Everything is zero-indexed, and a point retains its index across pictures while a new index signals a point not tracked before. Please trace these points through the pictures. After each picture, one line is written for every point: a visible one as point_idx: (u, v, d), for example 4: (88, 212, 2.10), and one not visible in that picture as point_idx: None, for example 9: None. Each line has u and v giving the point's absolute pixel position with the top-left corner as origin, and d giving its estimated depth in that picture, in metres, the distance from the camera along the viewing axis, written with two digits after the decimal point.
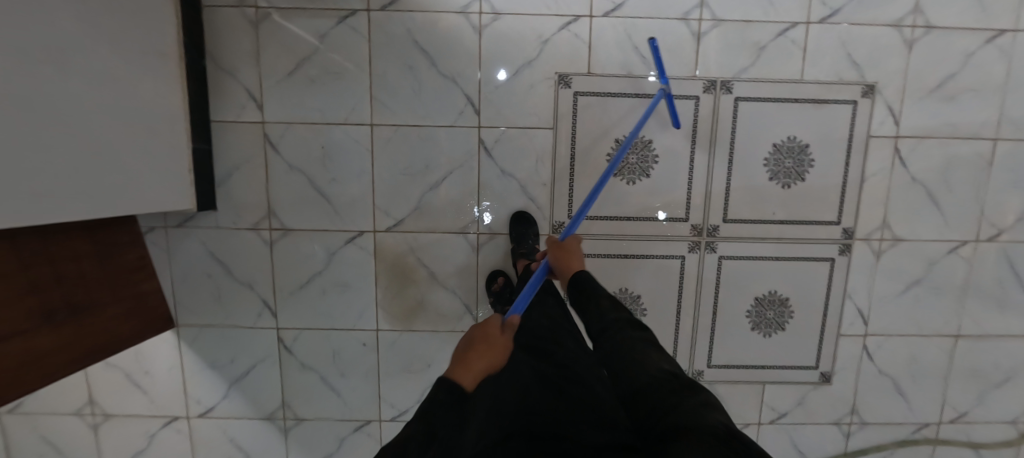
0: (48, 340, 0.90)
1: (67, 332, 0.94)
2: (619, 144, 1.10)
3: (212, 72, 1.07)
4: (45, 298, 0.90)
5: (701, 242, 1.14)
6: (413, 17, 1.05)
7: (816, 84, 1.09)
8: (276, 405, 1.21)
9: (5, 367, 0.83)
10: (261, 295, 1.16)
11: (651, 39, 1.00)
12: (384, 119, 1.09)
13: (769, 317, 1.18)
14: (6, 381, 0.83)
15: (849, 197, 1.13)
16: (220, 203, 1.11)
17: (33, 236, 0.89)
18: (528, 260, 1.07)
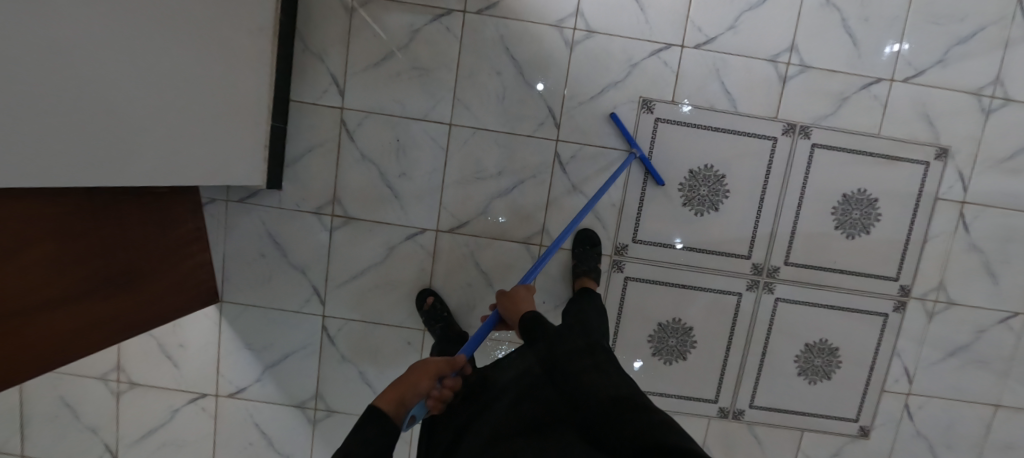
0: (104, 306, 0.87)
1: (125, 300, 0.91)
2: (692, 175, 1.10)
3: (299, 52, 1.06)
4: (110, 262, 0.88)
5: (759, 281, 1.14)
6: (508, 24, 1.06)
7: (893, 140, 1.10)
8: (309, 394, 1.18)
9: (70, 327, 0.81)
10: (312, 282, 1.14)
11: (614, 113, 1.07)
12: (464, 120, 1.08)
13: (816, 364, 1.18)
14: (70, 341, 0.81)
15: (909, 255, 1.14)
16: (286, 184, 1.10)
17: (106, 198, 0.86)
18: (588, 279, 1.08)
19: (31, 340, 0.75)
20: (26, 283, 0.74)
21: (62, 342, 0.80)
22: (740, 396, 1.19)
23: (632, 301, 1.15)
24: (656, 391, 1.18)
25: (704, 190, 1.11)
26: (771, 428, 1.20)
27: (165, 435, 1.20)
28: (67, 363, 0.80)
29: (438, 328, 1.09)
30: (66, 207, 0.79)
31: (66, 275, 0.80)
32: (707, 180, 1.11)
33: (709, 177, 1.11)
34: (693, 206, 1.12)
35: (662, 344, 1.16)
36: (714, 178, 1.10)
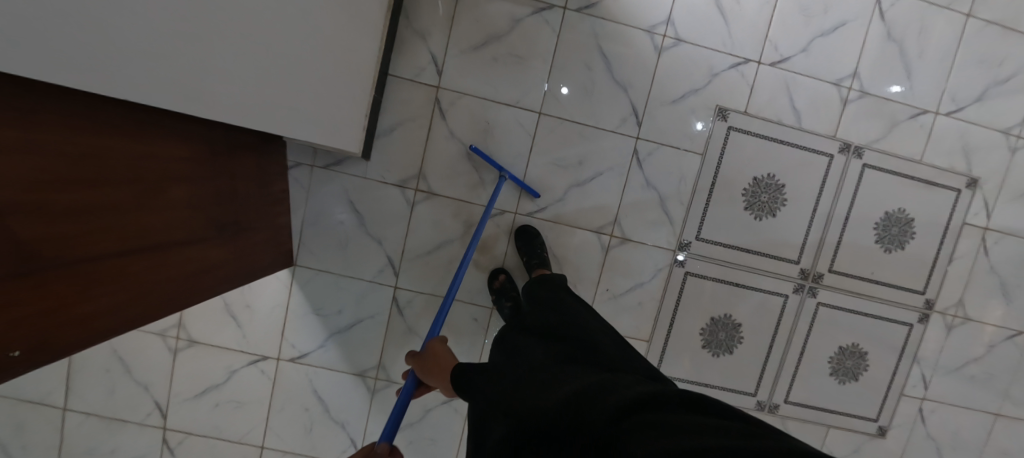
0: (212, 255, 0.84)
1: (225, 250, 0.88)
2: (756, 182, 1.19)
3: (403, 27, 1.09)
4: (221, 213, 0.86)
5: (805, 285, 1.24)
6: (604, 24, 1.12)
7: (932, 167, 1.22)
8: (371, 363, 1.20)
9: (186, 272, 0.78)
10: (388, 253, 1.17)
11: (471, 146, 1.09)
12: (552, 110, 1.14)
13: (847, 366, 1.28)
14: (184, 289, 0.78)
15: (936, 272, 1.26)
16: (374, 155, 1.13)
17: (218, 136, 0.84)
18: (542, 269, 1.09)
19: (156, 281, 0.71)
20: (158, 223, 0.71)
21: (177, 287, 0.76)
22: (777, 392, 1.27)
23: (690, 295, 1.22)
24: (702, 381, 1.26)
25: (765, 196, 1.20)
26: (800, 422, 1.30)
27: (221, 395, 1.20)
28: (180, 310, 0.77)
29: (506, 306, 1.11)
30: (195, 154, 0.77)
31: (189, 220, 0.77)
32: (768, 188, 1.19)
33: (770, 185, 1.19)
34: (754, 211, 1.20)
35: (712, 337, 1.24)
36: (774, 186, 1.19)
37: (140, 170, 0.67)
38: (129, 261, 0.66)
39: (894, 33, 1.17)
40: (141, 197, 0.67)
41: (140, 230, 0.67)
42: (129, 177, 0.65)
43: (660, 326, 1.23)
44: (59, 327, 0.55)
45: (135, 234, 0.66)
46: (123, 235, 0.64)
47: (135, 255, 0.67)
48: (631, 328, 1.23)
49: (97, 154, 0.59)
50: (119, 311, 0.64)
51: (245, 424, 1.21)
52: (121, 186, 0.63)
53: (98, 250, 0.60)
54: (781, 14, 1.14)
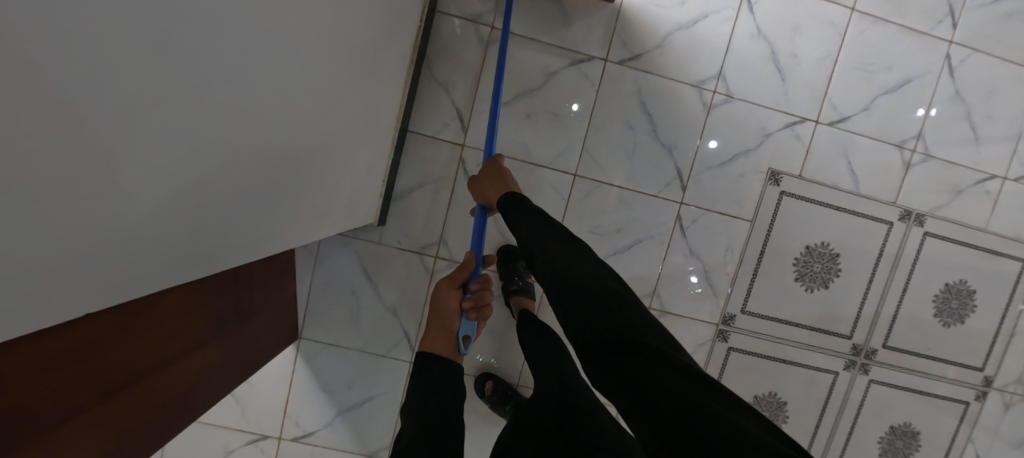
0: (208, 367, 0.72)
1: (224, 349, 0.76)
2: (808, 251, 1.09)
3: (426, 80, 0.98)
4: (225, 319, 0.74)
5: (857, 361, 1.14)
6: (649, 78, 1.01)
7: (997, 236, 1.12)
8: (382, 443, 1.09)
9: (175, 392, 0.66)
10: (404, 325, 1.05)
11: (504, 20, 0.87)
12: (589, 172, 1.03)
13: (898, 446, 1.18)
14: (170, 411, 0.66)
15: (996, 347, 1.17)
16: (391, 219, 1.01)
17: None
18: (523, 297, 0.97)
19: (140, 419, 0.60)
20: (151, 358, 0.59)
21: (164, 415, 0.64)
22: None
23: (732, 371, 1.12)
24: None
25: (817, 267, 1.09)
26: None
27: None
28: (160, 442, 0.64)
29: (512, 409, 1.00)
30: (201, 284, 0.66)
31: (187, 340, 0.66)
32: (822, 257, 1.09)
33: (824, 254, 1.09)
34: (804, 281, 1.10)
35: None
36: (828, 255, 1.09)
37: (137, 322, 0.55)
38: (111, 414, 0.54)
39: (962, 92, 1.07)
40: (138, 340, 0.56)
41: (130, 359, 0.55)
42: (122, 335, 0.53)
43: None
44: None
45: (121, 382, 0.55)
46: (109, 389, 0.53)
47: (120, 406, 0.55)
48: None
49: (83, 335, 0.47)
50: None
51: None
52: (114, 343, 0.52)
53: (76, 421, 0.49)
54: (841, 70, 1.04)
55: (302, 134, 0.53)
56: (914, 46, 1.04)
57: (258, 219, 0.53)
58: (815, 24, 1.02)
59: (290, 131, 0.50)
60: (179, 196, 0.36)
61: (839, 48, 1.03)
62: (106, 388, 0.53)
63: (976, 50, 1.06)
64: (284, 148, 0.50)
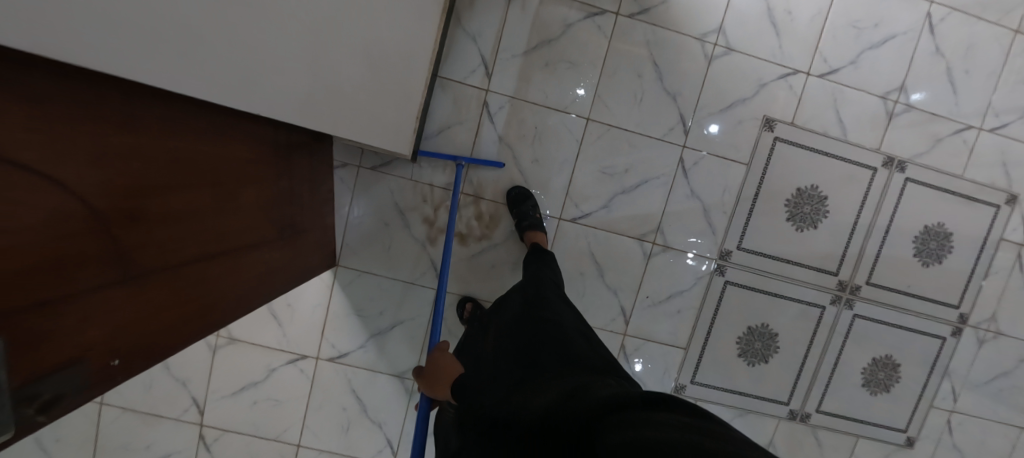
0: (267, 255, 0.81)
1: (282, 249, 0.86)
2: (799, 193, 1.19)
3: (455, 30, 1.08)
4: (276, 214, 0.82)
5: (842, 297, 1.25)
6: (656, 30, 1.11)
7: (973, 183, 1.23)
8: (410, 365, 1.20)
9: (251, 272, 0.76)
10: (431, 256, 1.16)
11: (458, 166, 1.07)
12: (600, 117, 1.13)
13: (879, 377, 1.29)
14: (248, 287, 0.76)
15: (971, 286, 1.27)
16: (421, 158, 1.12)
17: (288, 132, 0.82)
18: (535, 232, 1.09)
19: (223, 283, 0.68)
20: (224, 226, 0.67)
21: (243, 291, 0.74)
22: (810, 400, 1.28)
23: (728, 304, 1.22)
24: (736, 388, 1.26)
25: (807, 208, 1.20)
26: (831, 431, 1.31)
27: (259, 393, 1.19)
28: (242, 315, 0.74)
29: None
30: (248, 146, 0.70)
31: (248, 219, 0.73)
32: (811, 199, 1.20)
33: (813, 196, 1.20)
34: (795, 221, 1.20)
35: (749, 346, 1.25)
36: (817, 197, 1.20)
37: (200, 166, 0.60)
38: (203, 268, 0.63)
39: (942, 48, 1.17)
40: (210, 199, 0.63)
41: (216, 226, 0.65)
42: (192, 177, 0.59)
43: (698, 334, 1.23)
44: (141, 343, 0.53)
45: (212, 246, 0.64)
46: (196, 238, 0.61)
47: (206, 261, 0.63)
48: (669, 335, 1.23)
49: (152, 150, 0.51)
50: (195, 318, 0.62)
51: (284, 423, 1.21)
52: (199, 207, 0.60)
53: (175, 256, 0.57)
54: (832, 25, 1.14)
55: (368, 39, 0.64)
56: (899, 4, 1.15)
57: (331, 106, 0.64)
58: None
59: (361, 29, 0.61)
60: None
61: (829, 6, 1.13)
62: (193, 236, 0.60)
63: (956, 9, 1.16)
64: (353, 45, 0.61)
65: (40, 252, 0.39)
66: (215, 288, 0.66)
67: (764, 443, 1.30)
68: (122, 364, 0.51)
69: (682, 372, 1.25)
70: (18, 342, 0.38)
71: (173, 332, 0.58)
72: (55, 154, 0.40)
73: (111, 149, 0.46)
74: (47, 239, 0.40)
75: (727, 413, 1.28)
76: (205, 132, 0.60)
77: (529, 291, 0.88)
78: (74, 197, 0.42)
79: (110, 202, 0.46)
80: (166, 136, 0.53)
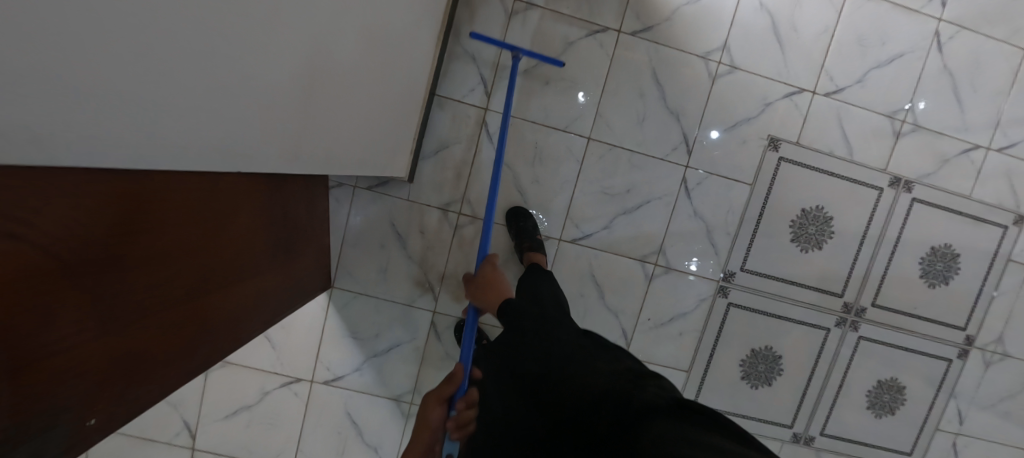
0: (262, 283, 0.79)
1: (275, 274, 0.84)
2: (804, 214, 1.17)
3: (454, 48, 1.06)
4: (270, 241, 0.80)
5: (848, 319, 1.22)
6: (659, 48, 1.09)
7: (981, 203, 1.21)
8: (407, 388, 1.18)
9: (243, 301, 0.74)
10: (429, 277, 1.14)
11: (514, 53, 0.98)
12: (602, 136, 1.11)
13: (884, 400, 1.27)
14: (241, 316, 0.74)
15: (977, 307, 1.25)
16: (418, 178, 1.10)
17: None
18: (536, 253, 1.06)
19: (213, 319, 0.66)
20: (213, 262, 0.64)
21: (235, 322, 0.72)
22: (814, 423, 1.26)
23: (731, 326, 1.20)
24: (739, 411, 1.24)
25: (812, 229, 1.17)
26: (835, 455, 1.29)
27: (252, 416, 1.17)
28: (232, 347, 0.72)
29: None
30: (246, 179, 0.68)
31: (243, 251, 0.72)
32: (816, 220, 1.17)
33: (819, 217, 1.17)
34: (800, 243, 1.18)
35: (752, 369, 1.22)
36: (822, 218, 1.17)
37: (196, 208, 0.58)
38: (195, 307, 0.61)
39: (951, 67, 1.15)
40: (201, 233, 0.60)
41: (205, 262, 0.62)
42: (187, 219, 0.57)
43: (701, 357, 1.21)
44: (123, 397, 0.51)
45: (200, 284, 0.62)
46: (188, 279, 0.59)
47: (197, 298, 0.61)
48: (672, 358, 1.21)
49: (151, 201, 0.49)
50: (183, 358, 0.60)
51: (277, 447, 1.19)
52: (184, 247, 0.58)
53: (167, 301, 0.55)
54: (838, 43, 1.12)
55: (363, 71, 0.62)
56: (907, 22, 1.12)
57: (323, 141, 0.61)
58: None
59: (356, 64, 0.58)
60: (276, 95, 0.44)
61: (835, 24, 1.11)
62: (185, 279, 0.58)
63: (964, 27, 1.13)
64: (347, 79, 0.58)
65: (23, 328, 0.38)
66: (209, 324, 0.65)
67: None
68: (101, 421, 0.49)
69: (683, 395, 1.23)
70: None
71: (164, 376, 0.57)
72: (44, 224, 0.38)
73: (99, 216, 0.43)
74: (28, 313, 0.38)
75: None
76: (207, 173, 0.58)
77: (528, 294, 0.83)
78: (60, 263, 0.40)
79: (86, 270, 0.43)
80: (168, 185, 0.51)
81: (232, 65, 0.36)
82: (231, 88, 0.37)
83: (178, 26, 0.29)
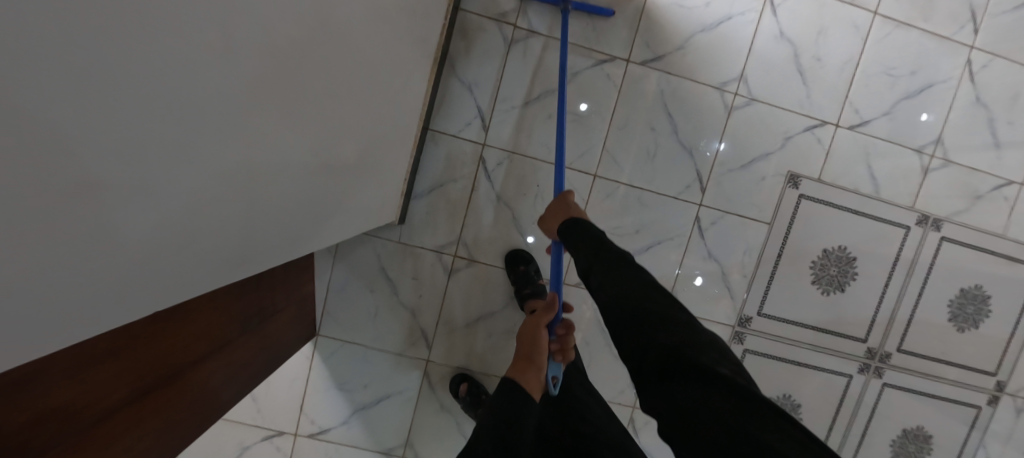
0: (242, 359, 0.72)
1: (251, 344, 0.74)
2: (826, 254, 1.09)
3: (448, 79, 0.98)
4: (253, 315, 0.73)
5: (871, 365, 1.14)
6: (671, 79, 1.00)
7: (1013, 242, 1.13)
8: (398, 441, 1.09)
9: (212, 382, 0.64)
10: (421, 324, 1.05)
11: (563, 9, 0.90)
12: (609, 172, 1.02)
13: (910, 450, 1.18)
14: (209, 395, 0.64)
15: (1009, 352, 1.17)
16: (410, 218, 1.01)
17: None
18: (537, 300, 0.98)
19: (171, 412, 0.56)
20: (168, 350, 0.54)
21: (201, 406, 0.62)
22: None
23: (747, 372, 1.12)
24: None
25: (835, 270, 1.09)
26: None
27: None
28: (198, 433, 0.62)
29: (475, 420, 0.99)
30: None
31: (218, 328, 0.63)
32: (839, 260, 1.09)
33: (841, 257, 1.09)
34: (821, 285, 1.10)
35: None
36: (845, 259, 1.09)
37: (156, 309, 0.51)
38: (153, 397, 0.52)
39: (983, 98, 1.07)
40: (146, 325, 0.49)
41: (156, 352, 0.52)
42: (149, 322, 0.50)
43: None
44: None
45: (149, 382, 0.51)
46: (153, 373, 0.52)
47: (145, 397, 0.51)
48: None
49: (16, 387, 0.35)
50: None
51: None
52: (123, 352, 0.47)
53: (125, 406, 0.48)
54: (864, 74, 1.04)
55: (340, 130, 0.53)
56: (938, 51, 1.04)
57: (293, 210, 0.53)
58: (839, 27, 1.02)
59: (329, 125, 0.50)
60: (220, 189, 0.36)
61: (861, 53, 1.03)
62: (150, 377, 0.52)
63: (999, 56, 1.06)
64: (319, 144, 0.50)
65: None
66: (174, 416, 0.57)
67: None
68: None
69: None
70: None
71: None
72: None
73: None
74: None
75: None
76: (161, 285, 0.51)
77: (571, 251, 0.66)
78: None
79: None
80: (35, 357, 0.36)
81: (149, 175, 0.28)
82: (150, 203, 0.29)
83: (46, 149, 0.21)
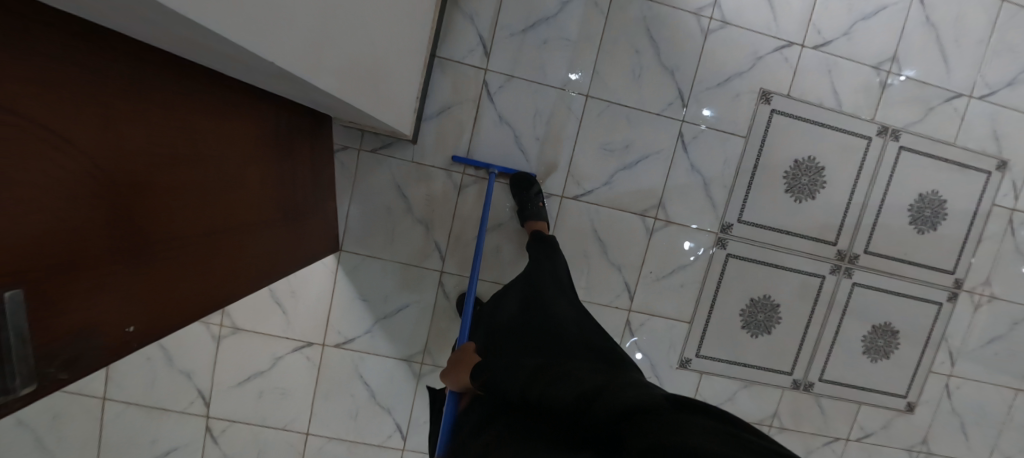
0: (280, 244, 0.81)
1: (291, 233, 0.85)
2: (797, 165, 1.21)
3: (452, 9, 1.08)
4: (276, 196, 0.79)
5: (841, 266, 1.27)
6: (652, 6, 1.12)
7: (964, 149, 1.25)
8: (417, 348, 1.20)
9: (261, 251, 0.75)
10: (435, 238, 1.16)
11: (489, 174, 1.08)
12: (600, 92, 1.13)
13: (879, 344, 1.31)
14: (260, 262, 0.75)
15: (965, 251, 1.30)
16: (422, 139, 1.12)
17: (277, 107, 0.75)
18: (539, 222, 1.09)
19: (233, 255, 0.67)
20: (230, 195, 0.65)
21: (255, 264, 0.73)
22: (812, 370, 1.30)
23: (731, 276, 1.24)
24: (741, 361, 1.28)
25: (806, 179, 1.21)
26: (833, 400, 1.33)
27: (265, 382, 1.19)
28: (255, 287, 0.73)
29: None
30: (243, 94, 0.65)
31: (263, 199, 0.75)
32: (809, 170, 1.21)
33: (811, 167, 1.21)
34: (794, 193, 1.22)
35: (752, 318, 1.26)
36: (815, 168, 1.21)
37: (193, 118, 0.55)
38: (221, 231, 0.64)
39: (932, 18, 1.19)
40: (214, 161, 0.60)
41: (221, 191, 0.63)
42: (188, 132, 0.54)
43: (702, 308, 1.25)
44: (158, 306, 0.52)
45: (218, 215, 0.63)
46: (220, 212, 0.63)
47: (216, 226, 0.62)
48: (673, 309, 1.24)
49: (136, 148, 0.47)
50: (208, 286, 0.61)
51: (291, 412, 1.21)
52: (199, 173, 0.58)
53: (192, 238, 0.57)
54: None
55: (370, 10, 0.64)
56: None
57: None
58: None
59: None
60: None
61: None
62: (192, 210, 0.57)
63: None
64: None
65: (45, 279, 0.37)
66: (236, 260, 0.68)
67: (768, 414, 1.32)
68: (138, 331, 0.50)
69: (686, 347, 1.26)
70: (31, 319, 0.37)
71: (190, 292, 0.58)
72: (78, 116, 0.40)
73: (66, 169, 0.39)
74: (44, 211, 0.37)
75: (733, 385, 1.29)
76: (192, 73, 0.54)
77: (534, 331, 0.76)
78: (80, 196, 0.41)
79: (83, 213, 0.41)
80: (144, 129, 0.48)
81: None
82: None
83: None
